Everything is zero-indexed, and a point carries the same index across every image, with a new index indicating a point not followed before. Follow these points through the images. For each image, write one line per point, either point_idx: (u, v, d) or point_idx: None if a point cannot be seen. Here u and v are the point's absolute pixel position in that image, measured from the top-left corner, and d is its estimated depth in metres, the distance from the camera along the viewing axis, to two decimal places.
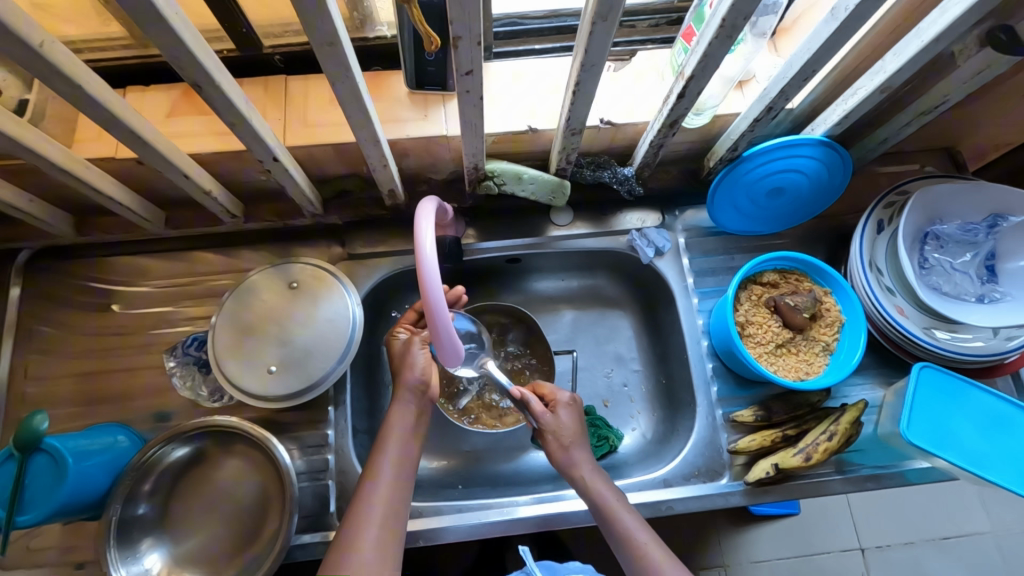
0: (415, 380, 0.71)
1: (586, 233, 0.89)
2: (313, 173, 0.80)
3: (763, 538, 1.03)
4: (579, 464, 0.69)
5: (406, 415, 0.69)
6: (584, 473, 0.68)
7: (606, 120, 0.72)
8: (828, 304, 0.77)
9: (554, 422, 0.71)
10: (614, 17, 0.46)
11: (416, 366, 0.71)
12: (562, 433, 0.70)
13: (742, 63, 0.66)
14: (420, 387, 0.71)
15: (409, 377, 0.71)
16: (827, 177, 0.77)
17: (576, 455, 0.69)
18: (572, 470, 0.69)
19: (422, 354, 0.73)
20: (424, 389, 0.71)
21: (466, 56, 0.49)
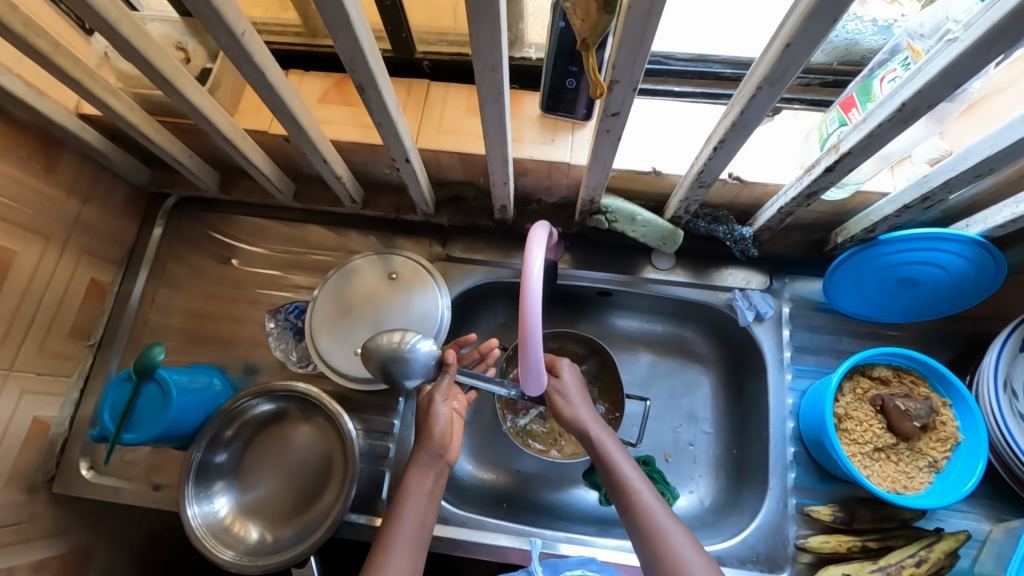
0: (435, 445, 0.67)
1: (684, 281, 0.86)
2: (433, 175, 0.83)
3: None
4: (584, 419, 0.71)
5: (422, 480, 0.65)
6: (589, 425, 0.70)
7: (735, 175, 0.69)
8: (944, 417, 0.70)
9: (556, 382, 0.73)
10: (783, 85, 0.44)
11: (438, 428, 0.68)
12: (565, 391, 0.73)
13: (906, 144, 0.62)
14: (435, 450, 0.67)
15: (427, 441, 0.67)
16: (971, 278, 0.70)
17: (580, 411, 0.71)
18: (577, 424, 0.71)
19: (446, 413, 0.69)
20: (441, 453, 0.67)
21: (618, 99, 0.49)
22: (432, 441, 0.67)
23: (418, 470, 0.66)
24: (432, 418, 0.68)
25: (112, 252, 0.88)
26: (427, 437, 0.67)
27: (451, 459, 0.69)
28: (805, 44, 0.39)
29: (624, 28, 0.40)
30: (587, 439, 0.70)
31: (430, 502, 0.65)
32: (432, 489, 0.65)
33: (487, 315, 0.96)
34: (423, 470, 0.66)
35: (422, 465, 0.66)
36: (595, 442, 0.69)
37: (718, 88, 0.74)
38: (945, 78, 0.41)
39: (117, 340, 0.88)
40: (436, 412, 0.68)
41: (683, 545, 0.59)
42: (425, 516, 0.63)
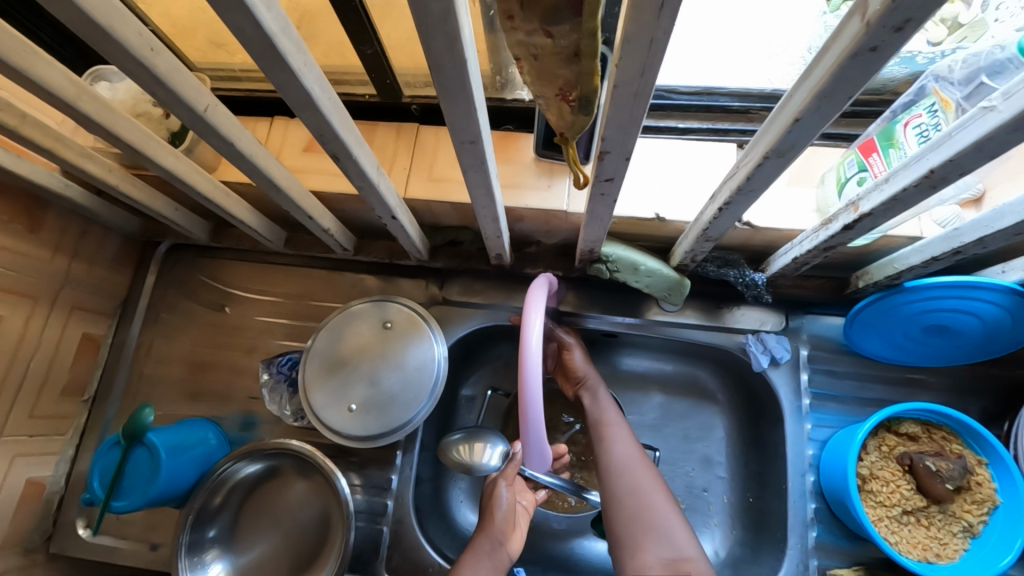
0: (497, 532, 0.66)
1: (694, 323, 0.81)
2: (427, 221, 0.80)
3: None
4: (582, 368, 0.79)
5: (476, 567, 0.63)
6: (585, 373, 0.79)
7: (746, 221, 0.64)
8: (979, 478, 0.64)
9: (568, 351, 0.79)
10: (792, 155, 0.40)
11: (499, 514, 0.68)
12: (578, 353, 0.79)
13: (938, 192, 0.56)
14: (497, 538, 0.66)
15: (489, 529, 0.67)
16: (1008, 325, 0.65)
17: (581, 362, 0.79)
18: (576, 373, 0.79)
19: (509, 498, 0.69)
20: (502, 542, 0.66)
21: (611, 167, 0.44)
22: (495, 529, 0.67)
23: (476, 551, 0.65)
24: (496, 501, 0.69)
25: (104, 304, 0.87)
26: (487, 523, 0.67)
27: (512, 550, 0.67)
28: (817, 119, 0.35)
29: (610, 107, 0.36)
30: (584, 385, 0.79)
31: None
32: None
33: (489, 357, 0.93)
34: (484, 550, 0.65)
35: (482, 551, 0.65)
36: (589, 389, 0.78)
37: (725, 122, 0.69)
38: (981, 149, 0.36)
39: (113, 393, 0.87)
40: (500, 495, 0.69)
41: (647, 480, 0.68)
42: None
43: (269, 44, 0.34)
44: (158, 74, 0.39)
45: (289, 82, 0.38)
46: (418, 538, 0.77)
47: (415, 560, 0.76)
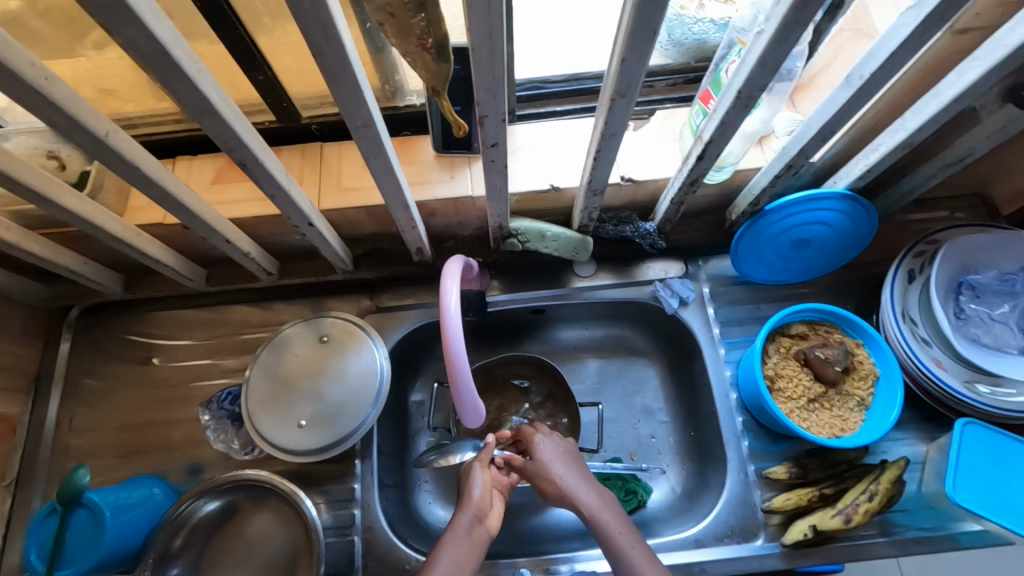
0: (474, 510, 0.66)
1: (609, 283, 0.90)
2: (345, 233, 0.83)
3: None
4: (571, 487, 0.68)
5: (456, 547, 0.63)
6: (578, 495, 0.67)
7: (627, 177, 0.75)
8: (860, 357, 0.75)
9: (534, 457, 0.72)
10: (632, 94, 0.49)
11: (476, 492, 0.68)
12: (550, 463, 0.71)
13: (761, 121, 0.68)
14: (475, 515, 0.66)
15: (467, 507, 0.67)
16: (851, 228, 0.78)
17: (566, 478, 0.69)
18: (562, 492, 0.68)
19: (484, 479, 0.70)
20: (480, 519, 0.66)
21: (492, 130, 0.51)
22: (472, 508, 0.67)
23: (455, 535, 0.64)
24: (471, 484, 0.69)
25: (15, 381, 0.82)
26: (461, 506, 0.67)
27: (492, 527, 0.67)
28: (636, 55, 0.44)
29: (476, 69, 0.43)
30: (577, 507, 0.67)
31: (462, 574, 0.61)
32: (465, 556, 0.62)
33: (431, 356, 0.96)
34: (461, 529, 0.64)
35: (460, 531, 0.64)
36: (585, 507, 0.66)
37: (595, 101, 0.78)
38: (765, 64, 0.47)
39: (37, 474, 0.81)
40: (474, 476, 0.70)
41: None
42: None
43: (161, 51, 0.38)
44: (53, 100, 0.42)
45: (186, 89, 0.42)
46: (391, 539, 0.77)
47: (391, 561, 0.76)
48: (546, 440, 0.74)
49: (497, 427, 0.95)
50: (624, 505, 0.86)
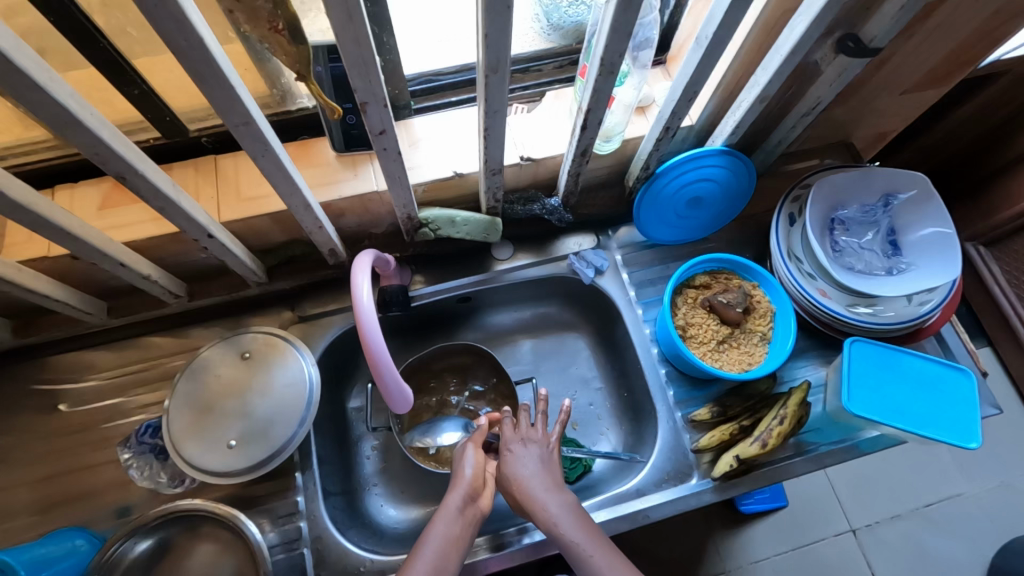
0: (468, 489, 0.70)
1: (529, 262, 0.93)
2: (255, 245, 0.81)
3: (761, 538, 1.23)
4: (537, 495, 0.70)
5: (451, 524, 0.66)
6: (543, 503, 0.69)
7: (526, 157, 0.79)
8: (758, 297, 0.83)
9: (508, 459, 0.73)
10: (503, 68, 0.52)
11: (468, 470, 0.71)
12: (522, 468, 0.72)
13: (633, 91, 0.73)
14: (471, 494, 0.70)
15: (460, 485, 0.70)
16: (735, 182, 0.85)
17: (533, 488, 0.70)
18: (527, 499, 0.70)
19: (477, 459, 0.73)
20: (473, 499, 0.70)
21: (377, 117, 0.53)
22: (465, 487, 0.70)
23: (449, 512, 0.67)
24: (462, 463, 0.72)
25: None
26: (453, 487, 0.69)
27: (484, 506, 0.71)
28: (495, 27, 0.46)
29: (345, 53, 0.45)
30: (539, 512, 0.69)
31: (457, 548, 0.66)
32: (458, 532, 0.66)
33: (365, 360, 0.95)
34: (454, 510, 0.67)
35: (451, 510, 0.67)
36: (548, 516, 0.69)
37: None
38: (617, 30, 0.51)
39: None
40: (466, 454, 0.73)
41: None
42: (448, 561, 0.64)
43: None
44: None
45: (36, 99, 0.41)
46: (342, 544, 0.77)
47: (345, 566, 0.76)
48: (517, 449, 0.74)
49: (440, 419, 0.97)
50: (570, 471, 0.90)
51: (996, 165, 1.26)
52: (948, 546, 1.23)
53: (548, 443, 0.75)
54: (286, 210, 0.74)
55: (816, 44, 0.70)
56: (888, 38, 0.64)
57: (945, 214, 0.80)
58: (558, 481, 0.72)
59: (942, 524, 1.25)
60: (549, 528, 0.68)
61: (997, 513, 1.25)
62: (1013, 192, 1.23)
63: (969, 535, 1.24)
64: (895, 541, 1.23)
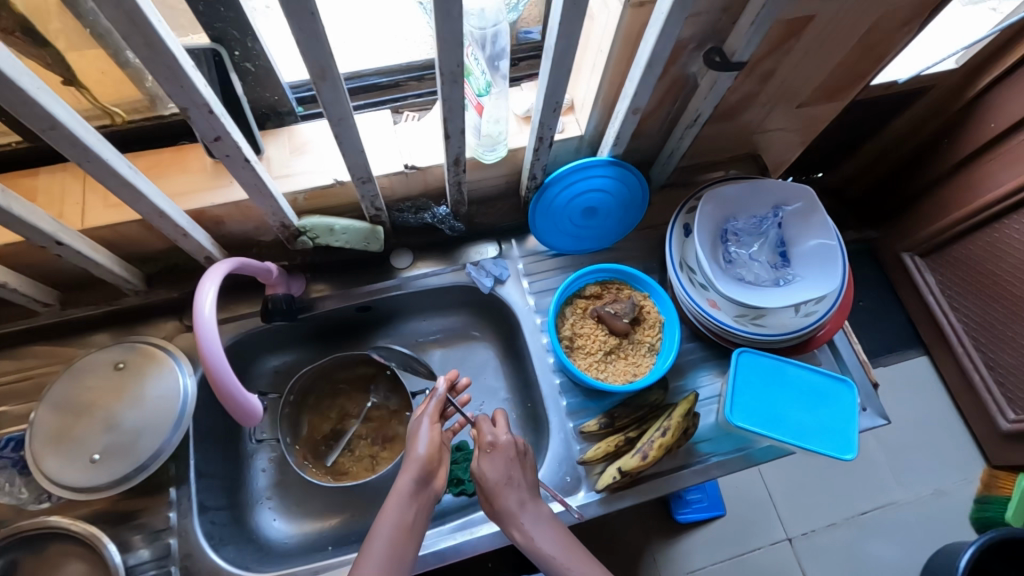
0: (422, 471, 0.67)
1: (430, 271, 0.92)
2: (133, 252, 0.79)
3: (697, 547, 1.21)
4: (514, 510, 0.67)
5: (406, 509, 0.64)
6: (524, 519, 0.66)
7: (410, 165, 0.78)
8: (647, 307, 0.83)
9: (481, 464, 0.69)
10: (332, 76, 0.51)
11: (422, 447, 0.68)
12: (496, 474, 0.68)
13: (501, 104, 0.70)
14: (423, 478, 0.66)
15: (412, 465, 0.67)
16: (628, 193, 0.86)
17: (506, 500, 0.67)
18: (504, 514, 0.67)
19: (430, 434, 0.70)
20: (426, 484, 0.67)
21: (205, 124, 0.52)
22: (417, 467, 0.67)
23: (400, 498, 0.64)
24: (416, 440, 0.69)
25: None
26: (404, 467, 0.66)
27: (439, 488, 0.67)
28: (305, 33, 0.46)
29: (142, 58, 0.44)
30: (517, 523, 0.66)
31: (410, 534, 0.63)
32: (410, 515, 0.64)
33: (263, 370, 0.93)
34: (405, 494, 0.65)
35: (403, 494, 0.64)
36: (530, 530, 0.66)
37: (382, 96, 0.82)
38: (445, 39, 0.50)
39: None
40: (420, 432, 0.70)
41: None
42: (406, 547, 0.62)
43: None
44: None
45: None
46: (214, 560, 0.74)
47: None
48: (494, 452, 0.69)
49: (341, 430, 0.95)
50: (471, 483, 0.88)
51: (925, 176, 1.27)
52: (882, 555, 1.22)
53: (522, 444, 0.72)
54: (139, 220, 0.71)
55: (687, 57, 0.70)
56: (748, 52, 0.64)
57: (828, 226, 0.82)
58: (532, 491, 0.69)
59: (878, 531, 1.24)
60: (530, 545, 0.65)
61: (931, 519, 1.25)
62: (943, 203, 1.25)
63: (903, 544, 1.23)
64: (830, 549, 1.22)
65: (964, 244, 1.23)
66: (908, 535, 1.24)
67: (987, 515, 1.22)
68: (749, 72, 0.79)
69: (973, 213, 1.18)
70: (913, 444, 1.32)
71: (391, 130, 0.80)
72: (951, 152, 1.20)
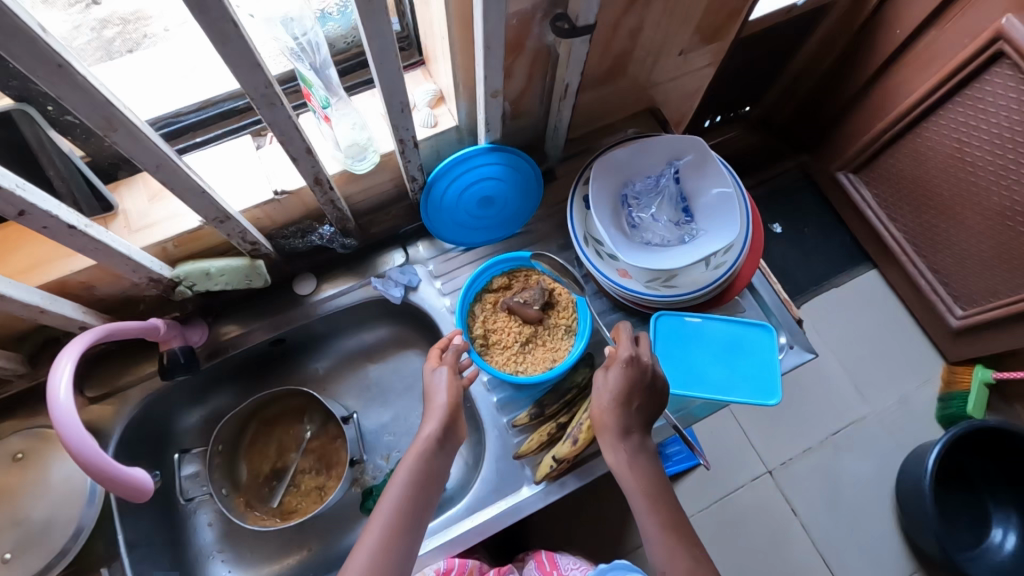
0: (448, 421, 0.67)
1: (337, 291, 0.88)
2: (5, 336, 0.74)
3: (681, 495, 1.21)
4: (611, 430, 0.66)
5: (429, 456, 0.64)
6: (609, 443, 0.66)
7: (279, 191, 0.73)
8: (559, 289, 0.82)
9: (605, 380, 0.68)
10: (126, 124, 0.47)
11: (443, 393, 0.68)
12: (604, 393, 0.67)
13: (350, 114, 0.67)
14: (449, 427, 0.67)
15: (437, 413, 0.67)
16: (519, 177, 0.83)
17: (609, 419, 0.66)
18: (604, 433, 0.67)
19: (448, 381, 0.69)
20: (451, 431, 0.67)
21: (1, 201, 0.48)
22: (440, 415, 0.67)
23: (424, 446, 0.65)
24: (436, 390, 0.69)
25: None
26: (429, 416, 0.67)
27: (461, 434, 0.68)
28: (67, 84, 0.42)
29: None
30: (608, 444, 0.66)
31: (431, 480, 0.64)
32: (434, 462, 0.64)
33: (186, 425, 0.89)
34: (428, 436, 0.65)
35: (428, 441, 0.65)
36: (619, 450, 0.66)
37: (242, 121, 0.76)
38: (238, 60, 0.46)
39: None
40: (440, 382, 0.69)
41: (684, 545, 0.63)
42: (425, 493, 0.63)
43: None
44: None
45: None
46: None
47: None
48: (615, 371, 0.68)
49: (283, 468, 0.92)
50: None
51: (841, 93, 1.26)
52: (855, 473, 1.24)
53: (654, 370, 0.69)
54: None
55: (538, 27, 0.67)
56: (591, 14, 0.61)
57: (724, 174, 0.80)
58: (642, 421, 0.68)
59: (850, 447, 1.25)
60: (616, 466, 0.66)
61: (895, 426, 1.27)
62: (863, 117, 1.24)
63: (874, 455, 1.25)
64: (806, 475, 1.23)
65: (890, 154, 1.22)
66: (878, 447, 1.25)
67: (952, 411, 1.24)
68: (613, 30, 0.76)
69: (892, 122, 1.16)
70: (874, 357, 1.32)
71: (254, 155, 0.74)
72: (862, 66, 1.18)
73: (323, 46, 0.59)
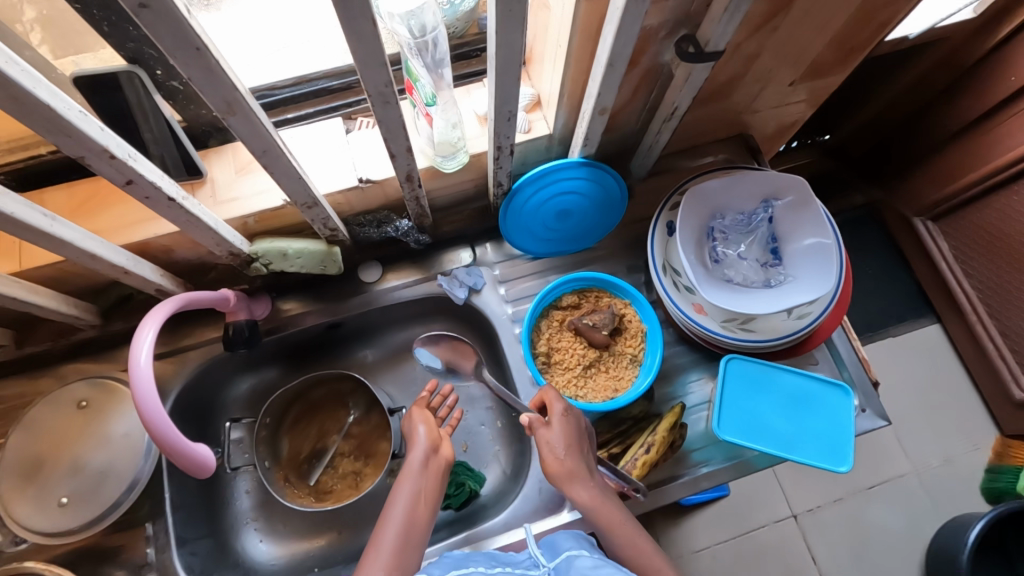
0: (428, 450, 0.68)
1: (401, 283, 0.87)
2: (83, 286, 0.75)
3: (706, 528, 1.17)
4: (577, 474, 0.64)
5: (418, 477, 0.65)
6: (576, 487, 0.63)
7: (363, 179, 0.72)
8: (628, 315, 0.80)
9: (547, 435, 0.66)
10: (242, 107, 0.46)
11: (419, 433, 0.69)
12: (554, 445, 0.65)
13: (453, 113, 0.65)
14: (430, 450, 0.68)
15: (417, 445, 0.68)
16: (604, 195, 0.80)
17: (575, 466, 0.64)
18: (565, 482, 0.64)
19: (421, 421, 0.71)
20: (434, 450, 0.68)
21: (112, 170, 0.48)
22: (422, 443, 0.68)
23: (415, 470, 0.65)
24: (412, 426, 0.71)
25: None
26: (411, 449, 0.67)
27: (446, 455, 0.69)
28: (197, 65, 0.41)
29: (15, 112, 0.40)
30: (571, 486, 0.63)
31: (427, 499, 0.63)
32: (423, 478, 0.65)
33: (236, 393, 0.90)
34: (418, 466, 0.65)
35: (414, 467, 0.65)
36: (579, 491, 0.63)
37: (333, 101, 0.74)
38: (367, 57, 0.45)
39: None
40: (413, 426, 0.71)
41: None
42: (422, 509, 0.62)
43: None
44: None
45: None
46: None
47: None
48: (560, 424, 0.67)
49: (322, 448, 0.92)
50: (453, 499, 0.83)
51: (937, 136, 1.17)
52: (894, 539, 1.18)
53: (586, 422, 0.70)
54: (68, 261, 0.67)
55: (659, 45, 0.63)
56: (723, 41, 0.57)
57: (823, 222, 0.75)
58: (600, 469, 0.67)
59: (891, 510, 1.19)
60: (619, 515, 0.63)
61: (943, 495, 1.20)
62: None
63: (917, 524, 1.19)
64: (842, 531, 1.18)
65: (980, 207, 1.13)
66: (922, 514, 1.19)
67: (1000, 484, 1.16)
68: (731, 55, 0.71)
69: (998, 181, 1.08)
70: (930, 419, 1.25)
71: (343, 139, 0.73)
72: (966, 107, 1.09)
73: (442, 40, 0.57)
